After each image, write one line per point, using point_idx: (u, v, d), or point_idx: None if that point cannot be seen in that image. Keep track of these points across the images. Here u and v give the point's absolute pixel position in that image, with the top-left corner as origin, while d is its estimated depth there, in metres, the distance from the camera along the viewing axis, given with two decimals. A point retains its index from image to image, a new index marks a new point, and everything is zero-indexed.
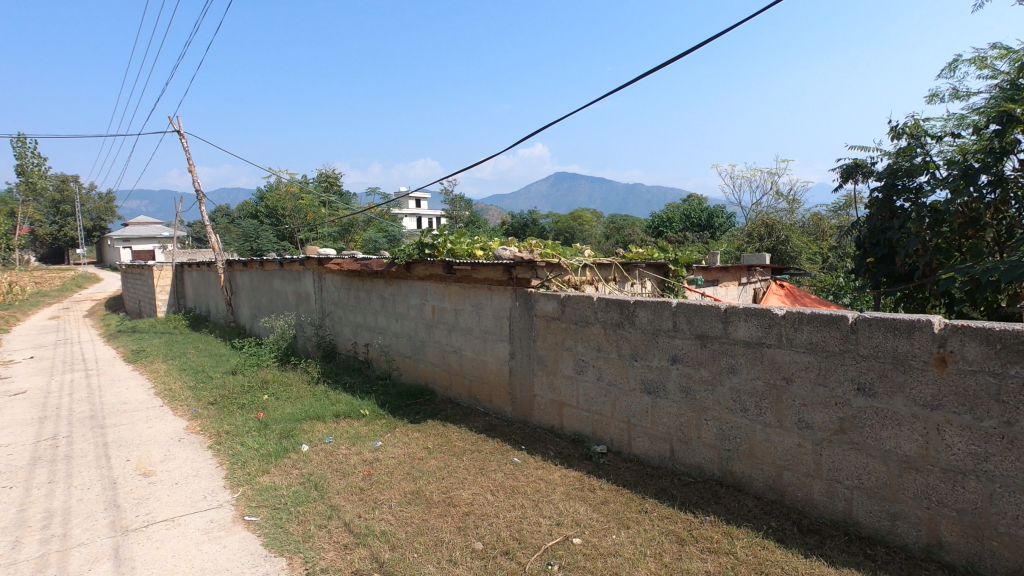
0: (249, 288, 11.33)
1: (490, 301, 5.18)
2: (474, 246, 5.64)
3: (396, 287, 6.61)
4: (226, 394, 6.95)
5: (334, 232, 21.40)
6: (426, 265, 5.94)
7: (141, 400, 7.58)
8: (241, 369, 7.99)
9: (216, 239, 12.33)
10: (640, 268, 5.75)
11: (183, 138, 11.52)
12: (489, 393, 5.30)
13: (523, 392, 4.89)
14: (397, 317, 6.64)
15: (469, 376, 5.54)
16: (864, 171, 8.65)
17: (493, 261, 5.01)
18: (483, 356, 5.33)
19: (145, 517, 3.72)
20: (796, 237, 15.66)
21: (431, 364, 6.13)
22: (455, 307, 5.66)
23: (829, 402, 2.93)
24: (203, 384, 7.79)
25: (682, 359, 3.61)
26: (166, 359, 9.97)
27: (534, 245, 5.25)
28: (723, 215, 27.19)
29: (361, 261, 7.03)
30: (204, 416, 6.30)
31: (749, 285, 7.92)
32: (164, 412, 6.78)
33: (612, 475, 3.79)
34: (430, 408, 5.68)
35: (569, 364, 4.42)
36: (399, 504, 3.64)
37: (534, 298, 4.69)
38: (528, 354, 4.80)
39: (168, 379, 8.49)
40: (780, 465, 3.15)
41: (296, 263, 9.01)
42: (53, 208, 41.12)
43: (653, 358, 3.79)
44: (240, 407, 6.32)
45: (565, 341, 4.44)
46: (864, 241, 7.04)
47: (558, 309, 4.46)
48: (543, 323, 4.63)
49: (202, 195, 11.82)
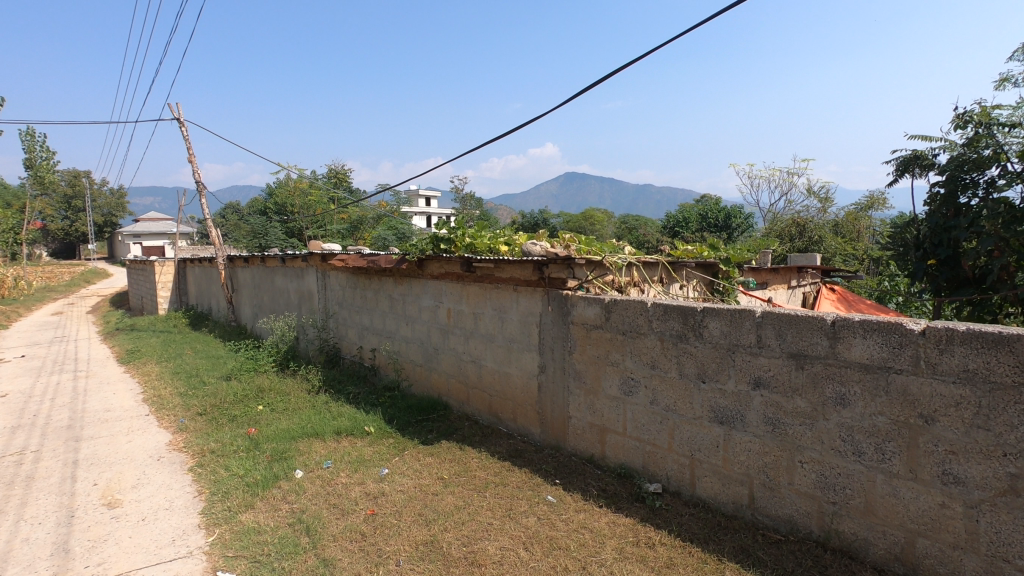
0: (251, 285, 10.68)
1: (515, 304, 4.45)
2: (498, 240, 4.91)
3: (407, 287, 5.89)
4: (217, 404, 6.26)
5: (344, 230, 20.75)
6: (441, 262, 5.22)
7: (127, 407, 6.91)
8: (236, 375, 7.31)
9: (216, 233, 11.66)
10: (688, 268, 4.94)
11: (182, 126, 10.87)
12: (513, 411, 4.57)
13: (555, 413, 4.15)
14: (408, 320, 5.93)
15: (490, 391, 4.81)
16: (922, 164, 7.80)
17: (521, 257, 4.27)
18: (507, 368, 4.59)
19: (95, 570, 3.01)
20: (831, 238, 14.76)
21: (445, 374, 5.41)
22: (473, 310, 4.93)
23: (993, 452, 2.16)
24: (195, 390, 7.12)
25: (768, 383, 2.85)
26: (160, 362, 9.31)
27: (568, 239, 4.49)
28: (742, 214, 26.19)
29: (368, 257, 6.32)
30: (191, 430, 5.60)
31: (798, 288, 7.02)
32: (148, 424, 6.10)
33: (674, 525, 3.04)
34: (444, 426, 4.95)
35: (614, 383, 3.67)
36: (408, 561, 2.91)
37: (571, 302, 3.94)
38: (562, 369, 4.06)
39: (159, 385, 7.82)
40: (912, 528, 2.39)
41: (299, 259, 8.33)
42: (65, 203, 40.80)
43: (727, 381, 3.04)
44: (231, 421, 5.63)
45: (610, 354, 3.69)
46: (922, 241, 6.11)
47: (602, 317, 3.71)
48: (581, 332, 3.88)
49: (203, 189, 11.19)
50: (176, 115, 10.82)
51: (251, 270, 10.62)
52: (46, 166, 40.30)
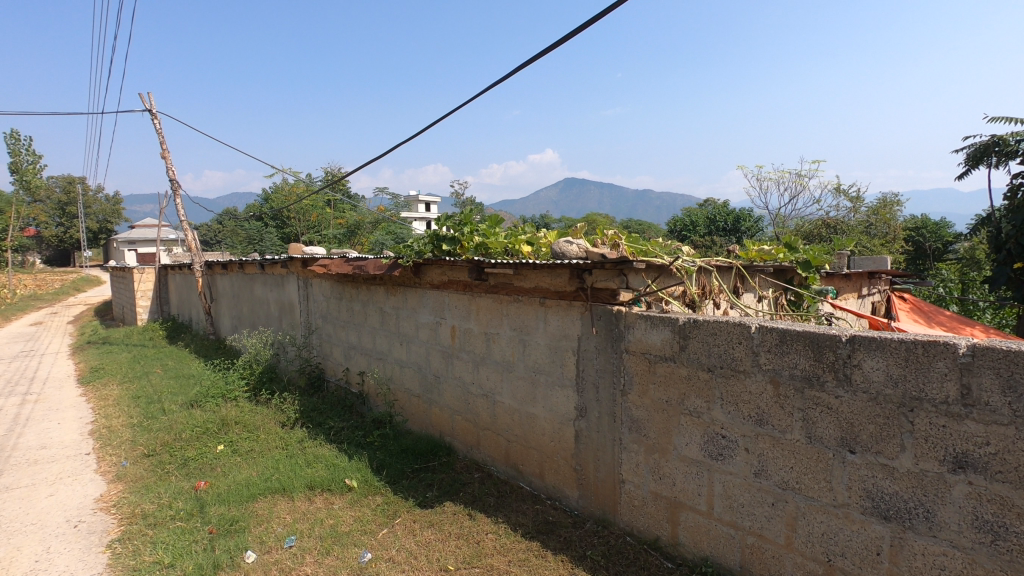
0: (230, 294, 9.57)
1: (542, 323, 3.34)
2: (517, 237, 3.78)
3: (401, 298, 4.78)
4: (170, 441, 5.13)
5: (342, 236, 19.46)
6: (444, 267, 4.11)
7: (67, 443, 5.77)
8: (201, 402, 6.17)
9: (193, 237, 10.53)
10: (763, 273, 3.82)
11: (155, 117, 9.74)
12: (539, 463, 3.45)
13: (601, 472, 3.03)
14: (401, 339, 4.82)
15: (507, 435, 3.70)
16: (1003, 150, 6.69)
17: (551, 262, 3.16)
18: (531, 407, 3.48)
19: None
20: (863, 241, 13.59)
21: (448, 409, 4.29)
22: (485, 330, 3.82)
23: None
24: (151, 421, 5.98)
25: (984, 466, 1.73)
26: (122, 383, 8.15)
27: (614, 236, 3.37)
28: (754, 218, 25.05)
29: (355, 262, 5.22)
30: (129, 480, 4.46)
31: (868, 298, 5.85)
32: (84, 468, 4.96)
33: None
34: (447, 479, 3.84)
35: (693, 440, 2.56)
36: None
37: (625, 324, 2.84)
38: (612, 415, 2.95)
39: (113, 413, 6.68)
40: None
41: (279, 264, 7.24)
42: (58, 210, 39.49)
43: (898, 455, 1.92)
44: (180, 468, 4.49)
45: (687, 399, 2.58)
46: (1010, 240, 5.08)
47: (674, 346, 2.60)
48: (642, 366, 2.77)
49: (178, 188, 10.10)
50: (148, 107, 9.76)
51: (229, 277, 9.51)
52: (33, 170, 38.91)
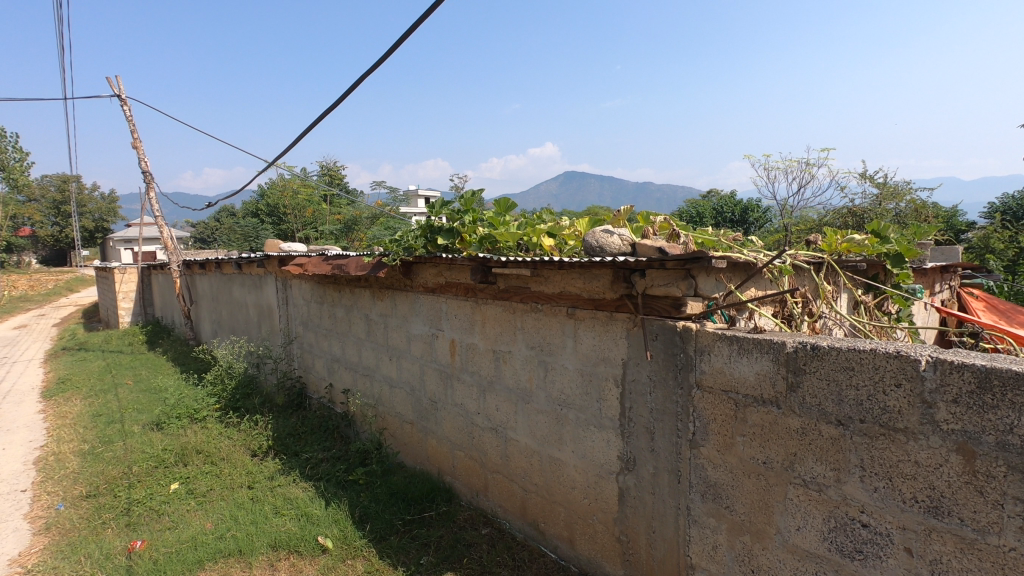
0: (209, 296, 8.74)
1: (571, 341, 2.49)
2: (534, 227, 2.91)
3: (389, 303, 3.93)
4: (117, 477, 4.30)
5: (337, 230, 18.09)
6: (440, 266, 3.25)
7: (6, 475, 4.95)
8: (163, 425, 5.33)
9: (171, 234, 9.66)
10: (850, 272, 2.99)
11: (124, 103, 8.86)
12: (569, 525, 2.61)
13: (658, 550, 2.19)
14: (391, 352, 3.98)
15: (524, 483, 2.86)
16: None
17: (585, 259, 2.28)
18: (557, 450, 2.63)
19: None
20: None
21: (448, 441, 3.45)
22: (494, 346, 2.98)
23: None
24: (104, 447, 5.15)
25: None
26: (86, 397, 7.31)
27: (670, 225, 2.53)
28: (764, 207, 24.05)
29: (334, 259, 4.36)
30: (56, 532, 3.62)
31: (941, 295, 4.95)
32: (12, 511, 4.13)
33: None
34: (448, 536, 3.01)
35: (810, 524, 1.72)
36: None
37: (697, 349, 1.99)
38: (674, 473, 2.11)
39: (67, 435, 5.83)
40: None
41: (255, 263, 6.40)
42: (53, 208, 38.35)
43: None
44: (119, 517, 3.67)
45: (801, 464, 1.73)
46: None
47: (780, 384, 1.76)
48: (724, 410, 1.93)
49: (151, 181, 9.21)
50: (116, 91, 8.86)
51: (208, 277, 8.67)
52: (22, 167, 37.79)
